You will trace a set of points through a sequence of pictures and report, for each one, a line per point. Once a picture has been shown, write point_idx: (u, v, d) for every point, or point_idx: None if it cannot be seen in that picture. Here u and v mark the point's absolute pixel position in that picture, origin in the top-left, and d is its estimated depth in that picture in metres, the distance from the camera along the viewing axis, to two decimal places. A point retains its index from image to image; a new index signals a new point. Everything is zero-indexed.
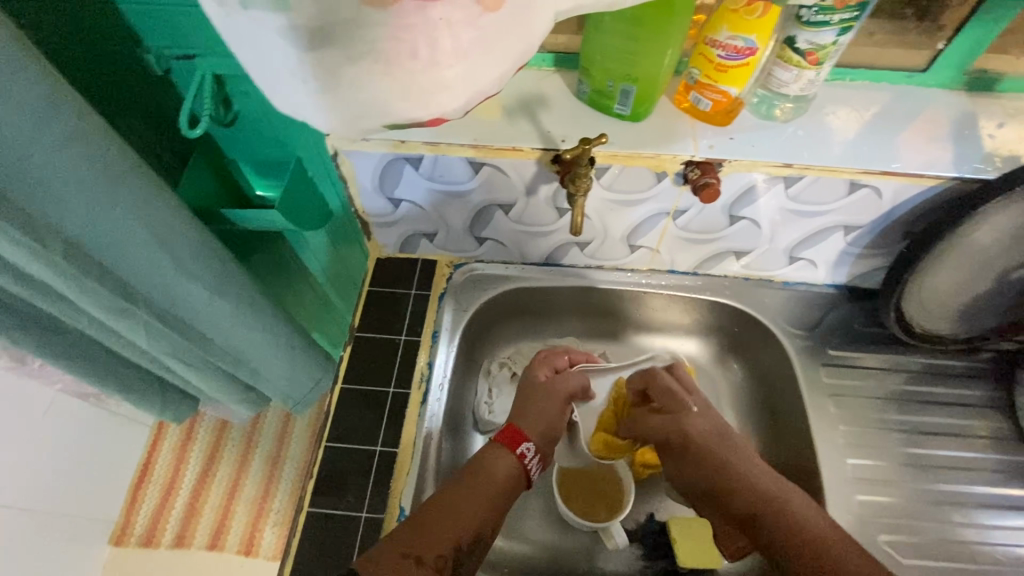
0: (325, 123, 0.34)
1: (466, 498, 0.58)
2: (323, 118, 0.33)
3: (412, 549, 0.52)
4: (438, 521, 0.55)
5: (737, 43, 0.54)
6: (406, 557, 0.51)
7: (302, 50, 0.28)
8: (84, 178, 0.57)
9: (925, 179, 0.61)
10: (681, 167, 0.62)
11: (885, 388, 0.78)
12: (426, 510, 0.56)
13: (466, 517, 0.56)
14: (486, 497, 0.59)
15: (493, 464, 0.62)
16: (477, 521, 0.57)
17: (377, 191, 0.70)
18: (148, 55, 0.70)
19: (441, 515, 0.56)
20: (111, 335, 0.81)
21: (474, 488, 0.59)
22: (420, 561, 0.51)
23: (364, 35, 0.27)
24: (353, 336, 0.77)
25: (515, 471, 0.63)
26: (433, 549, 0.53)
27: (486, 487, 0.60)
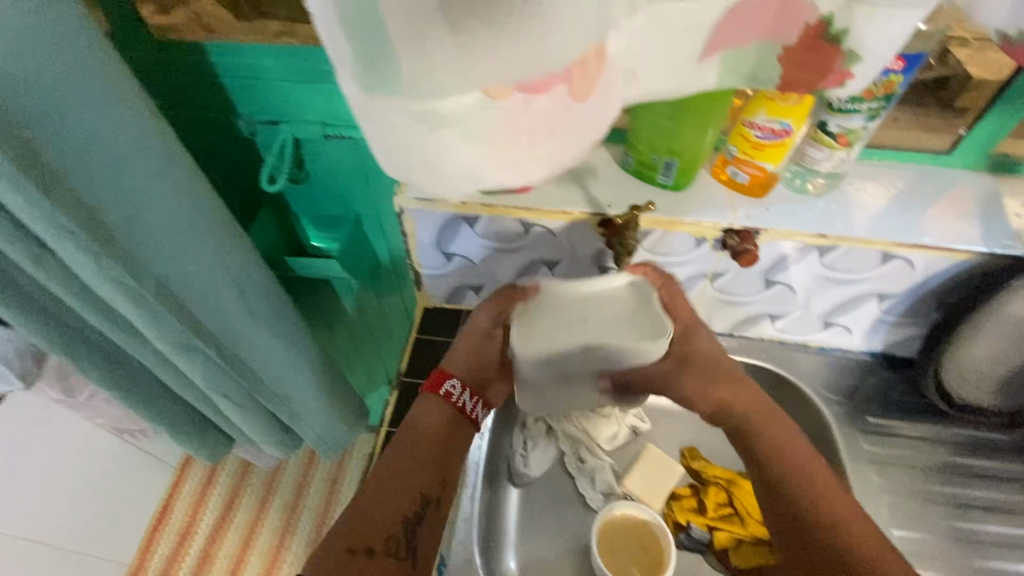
0: (425, 190, 0.39)
1: (402, 464, 0.62)
2: (423, 188, 0.38)
3: (356, 544, 0.56)
4: (378, 503, 0.59)
5: (774, 125, 0.59)
6: (350, 552, 0.56)
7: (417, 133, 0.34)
8: (180, 223, 0.65)
9: (956, 253, 0.64)
10: (720, 234, 0.66)
11: (928, 459, 0.77)
12: (363, 497, 0.60)
13: (402, 489, 0.61)
14: (422, 455, 0.63)
15: (428, 418, 0.65)
16: (417, 488, 0.61)
17: (433, 246, 0.76)
18: (239, 121, 0.78)
19: (380, 498, 0.60)
20: (168, 370, 0.85)
21: (410, 457, 0.62)
22: (368, 551, 0.56)
23: (475, 121, 0.33)
24: (398, 381, 0.80)
25: (449, 413, 0.65)
26: (379, 536, 0.58)
27: (416, 448, 0.63)
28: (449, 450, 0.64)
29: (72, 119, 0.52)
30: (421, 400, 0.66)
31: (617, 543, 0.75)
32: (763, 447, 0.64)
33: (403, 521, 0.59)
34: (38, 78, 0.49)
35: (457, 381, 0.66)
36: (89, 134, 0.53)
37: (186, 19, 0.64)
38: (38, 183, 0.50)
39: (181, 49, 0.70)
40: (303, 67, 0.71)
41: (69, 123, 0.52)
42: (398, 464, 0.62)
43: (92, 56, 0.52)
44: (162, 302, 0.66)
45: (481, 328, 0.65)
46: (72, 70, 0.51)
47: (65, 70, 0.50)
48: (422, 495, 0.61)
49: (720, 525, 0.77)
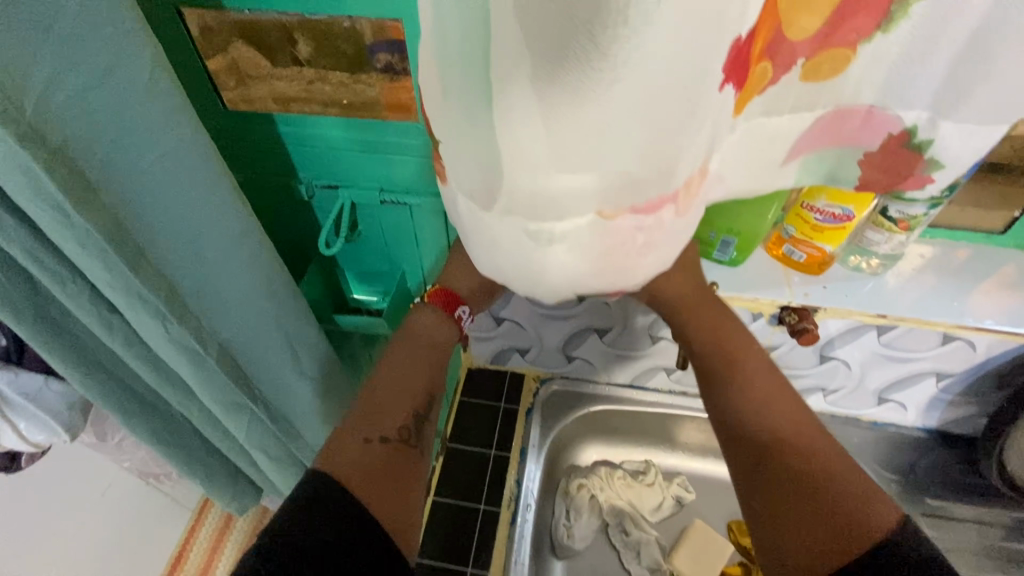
0: (521, 291, 0.40)
1: (401, 367, 0.59)
2: (522, 290, 0.40)
3: (368, 433, 0.55)
4: (383, 395, 0.58)
5: (835, 210, 0.60)
6: (367, 442, 0.54)
7: (525, 248, 0.36)
8: (250, 290, 0.66)
9: (1018, 337, 0.63)
10: (777, 310, 0.66)
11: (987, 543, 0.75)
12: (367, 395, 0.58)
13: (406, 385, 0.59)
14: (427, 360, 0.60)
15: (429, 327, 0.61)
16: (422, 389, 0.59)
17: (485, 312, 0.77)
18: (299, 185, 0.81)
19: (386, 397, 0.57)
20: (214, 427, 0.86)
21: (410, 358, 0.59)
22: (382, 440, 0.55)
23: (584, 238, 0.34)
24: (445, 446, 0.79)
25: (454, 329, 0.62)
26: (388, 425, 0.56)
27: (416, 353, 0.60)
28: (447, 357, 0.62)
29: (161, 198, 0.53)
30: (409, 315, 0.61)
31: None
32: (730, 406, 0.55)
33: (413, 413, 0.58)
34: (137, 161, 0.50)
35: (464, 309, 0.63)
36: (175, 212, 0.54)
37: (224, 66, 0.68)
38: (126, 260, 0.51)
39: (251, 119, 0.73)
40: (367, 140, 0.73)
41: (158, 203, 0.53)
42: (397, 365, 0.59)
43: (187, 138, 0.53)
44: (223, 367, 0.67)
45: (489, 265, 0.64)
46: (167, 152, 0.52)
47: (161, 153, 0.51)
48: (427, 392, 0.60)
49: None
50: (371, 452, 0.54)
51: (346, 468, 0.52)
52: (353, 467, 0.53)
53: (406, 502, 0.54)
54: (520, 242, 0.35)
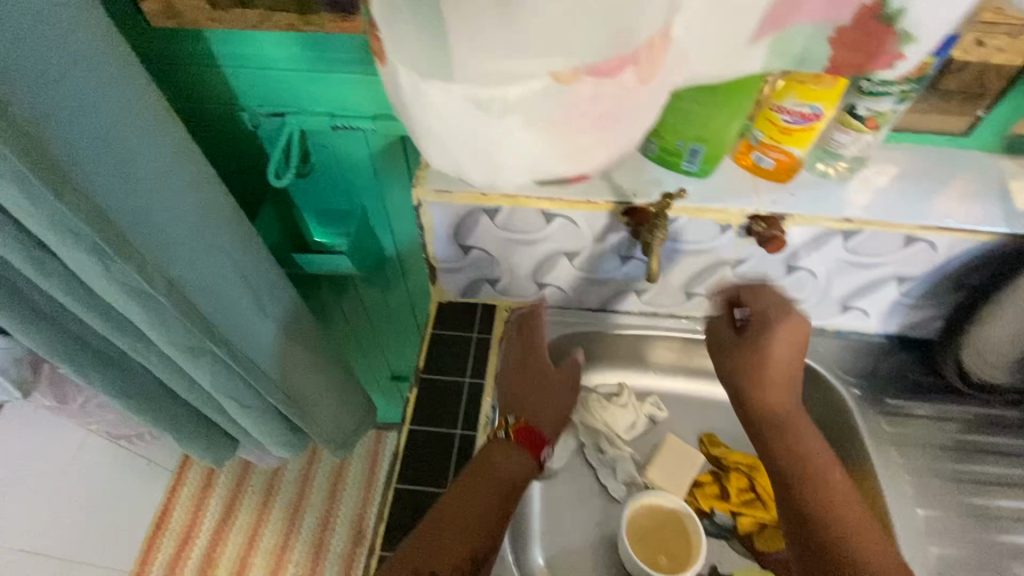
0: (478, 173, 0.40)
1: (473, 490, 0.63)
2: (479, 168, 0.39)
3: (422, 564, 0.58)
4: (453, 514, 0.61)
5: (804, 109, 0.58)
6: (415, 572, 0.57)
7: (487, 126, 0.33)
8: (195, 219, 0.62)
9: (977, 234, 0.64)
10: (745, 222, 0.66)
11: (946, 438, 0.76)
12: (434, 523, 0.61)
13: (471, 516, 0.61)
14: (495, 500, 0.63)
15: (495, 472, 0.65)
16: (482, 531, 0.61)
17: (450, 240, 0.74)
18: (242, 113, 0.75)
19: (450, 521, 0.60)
20: (175, 373, 0.82)
21: (482, 493, 0.63)
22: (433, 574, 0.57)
23: (540, 110, 0.33)
24: (418, 377, 0.78)
25: (519, 469, 0.66)
26: (444, 560, 0.58)
27: (483, 493, 0.63)
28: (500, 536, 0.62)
29: (77, 112, 0.48)
30: (489, 446, 0.68)
31: (652, 532, 0.72)
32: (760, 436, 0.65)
33: (469, 555, 0.59)
34: (45, 68, 0.45)
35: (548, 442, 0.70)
36: (98, 129, 0.50)
37: (160, 9, 0.62)
38: (49, 183, 0.46)
39: (178, 35, 0.66)
40: (312, 57, 0.68)
41: (74, 117, 0.48)
42: (463, 502, 0.62)
43: (102, 42, 0.50)
44: (177, 308, 0.63)
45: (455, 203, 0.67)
46: (73, 61, 0.47)
47: (70, 60, 0.47)
48: (487, 534, 0.61)
49: (744, 510, 0.77)
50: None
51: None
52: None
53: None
54: (469, 114, 0.34)
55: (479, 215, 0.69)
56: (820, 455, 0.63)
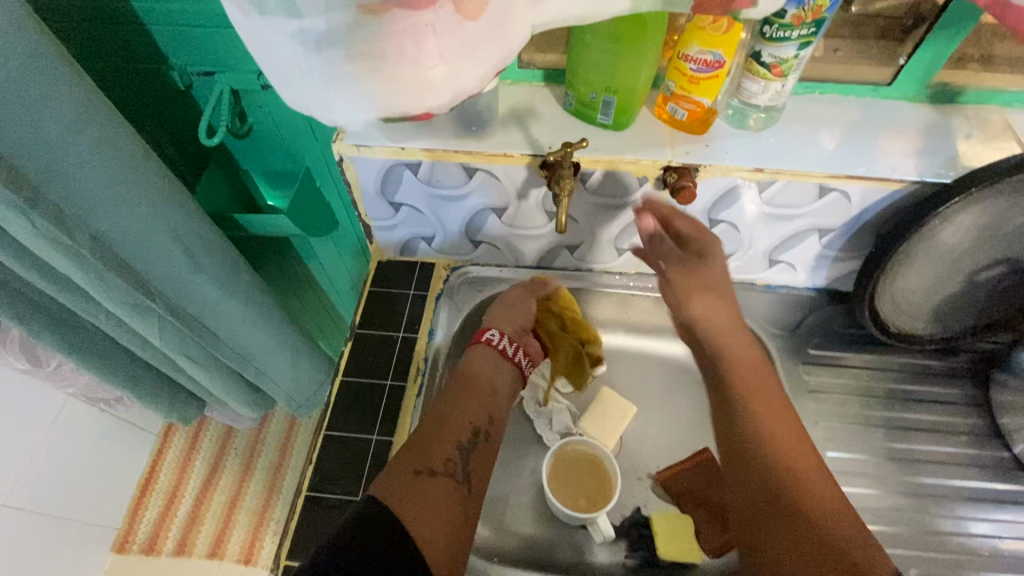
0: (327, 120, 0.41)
1: (455, 401, 0.66)
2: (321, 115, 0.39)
3: (421, 465, 0.59)
4: (439, 426, 0.63)
5: (706, 57, 0.59)
6: (417, 473, 0.58)
7: (319, 65, 0.35)
8: (114, 176, 0.63)
9: (889, 182, 0.65)
10: (660, 173, 0.66)
11: (867, 386, 0.78)
12: (425, 428, 0.63)
13: (458, 417, 0.64)
14: (477, 390, 0.68)
15: (474, 367, 0.71)
16: (470, 420, 0.64)
17: (379, 196, 0.75)
18: (172, 72, 0.75)
19: (438, 427, 0.63)
20: (127, 333, 0.85)
21: (471, 396, 0.67)
22: (432, 473, 0.58)
23: (357, 42, 0.33)
24: (354, 332, 0.81)
25: (496, 360, 0.72)
26: (440, 459, 0.60)
27: (465, 395, 0.67)
28: (487, 430, 0.65)
29: None
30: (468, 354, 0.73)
31: (588, 480, 0.78)
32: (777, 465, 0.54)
33: (457, 447, 0.62)
34: None
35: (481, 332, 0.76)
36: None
37: None
38: None
39: None
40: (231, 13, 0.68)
41: None
42: (449, 403, 0.66)
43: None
44: (101, 258, 0.66)
45: (376, 161, 0.69)
46: None
47: None
48: (471, 428, 0.64)
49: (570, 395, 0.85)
50: (423, 484, 0.57)
51: (396, 497, 0.55)
52: (406, 495, 0.55)
53: (450, 540, 0.54)
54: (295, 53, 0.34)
55: (403, 170, 0.70)
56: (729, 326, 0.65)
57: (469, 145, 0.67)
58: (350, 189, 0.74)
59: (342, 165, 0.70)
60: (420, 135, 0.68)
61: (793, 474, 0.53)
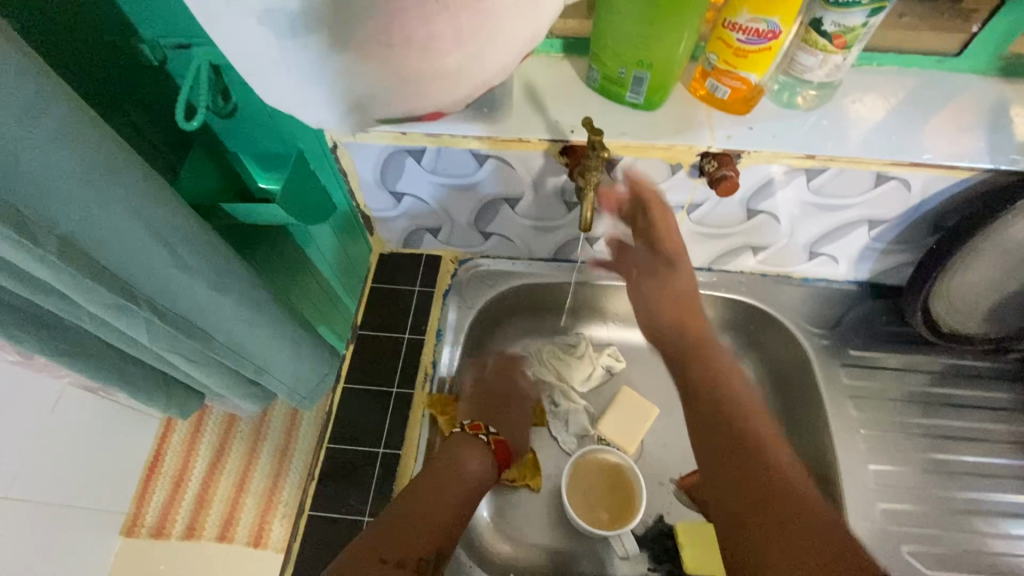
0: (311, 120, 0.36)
1: (433, 502, 0.60)
2: (307, 114, 0.34)
3: (390, 555, 0.55)
4: (411, 521, 0.58)
5: (758, 26, 0.51)
6: (382, 564, 0.54)
7: (301, 54, 0.28)
8: (80, 172, 0.57)
9: (957, 171, 0.57)
10: (696, 159, 0.59)
11: (908, 390, 0.72)
12: (399, 509, 0.59)
13: (434, 518, 0.59)
14: (465, 486, 0.63)
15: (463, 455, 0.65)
16: (450, 518, 0.60)
17: (379, 186, 0.68)
18: (142, 46, 0.68)
19: (416, 516, 0.58)
20: (114, 332, 0.79)
21: (457, 484, 0.62)
22: (397, 564, 0.55)
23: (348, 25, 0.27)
24: (355, 334, 0.75)
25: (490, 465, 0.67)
26: (411, 552, 0.56)
27: (448, 498, 0.61)
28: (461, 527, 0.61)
29: None
30: (457, 437, 0.66)
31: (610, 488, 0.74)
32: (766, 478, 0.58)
33: (431, 547, 0.57)
34: None
35: (489, 427, 0.69)
36: None
37: None
38: None
39: None
40: None
41: None
42: (432, 484, 0.61)
43: None
44: (71, 262, 0.60)
45: (374, 150, 0.62)
46: None
47: None
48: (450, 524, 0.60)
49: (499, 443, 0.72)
50: (384, 574, 0.54)
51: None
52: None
53: None
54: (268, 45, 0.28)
55: (404, 157, 0.63)
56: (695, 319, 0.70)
57: (477, 127, 0.59)
58: (345, 178, 0.67)
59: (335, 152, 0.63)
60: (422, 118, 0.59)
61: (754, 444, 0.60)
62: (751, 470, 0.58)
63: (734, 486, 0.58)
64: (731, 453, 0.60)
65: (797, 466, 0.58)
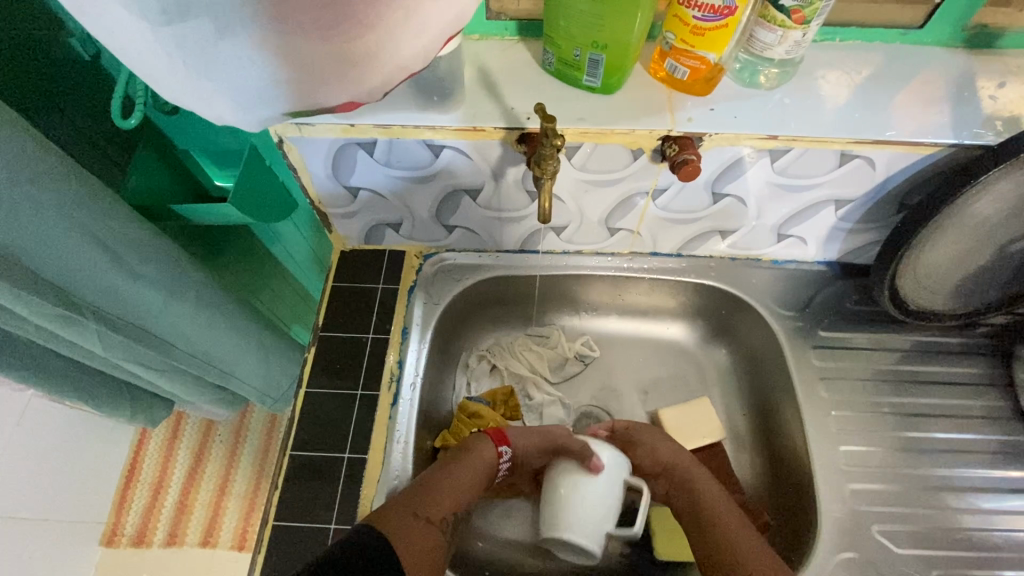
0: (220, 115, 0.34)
1: (460, 475, 0.62)
2: (204, 108, 0.33)
3: (422, 510, 0.57)
4: (441, 489, 0.60)
5: (714, 1, 0.49)
6: (417, 517, 0.56)
7: (202, 43, 0.28)
8: (8, 178, 0.53)
9: (921, 147, 0.56)
10: (658, 143, 0.57)
11: (877, 369, 0.72)
12: (432, 477, 0.61)
13: (462, 487, 0.61)
14: (485, 470, 0.65)
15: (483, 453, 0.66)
16: (470, 490, 0.62)
17: (333, 180, 0.65)
18: (72, 40, 0.65)
19: (444, 483, 0.60)
20: (65, 343, 0.75)
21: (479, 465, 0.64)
22: (428, 520, 0.57)
23: (233, 11, 0.27)
24: (317, 335, 0.72)
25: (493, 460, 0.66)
26: (438, 511, 0.58)
27: (473, 471, 0.63)
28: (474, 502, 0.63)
29: None
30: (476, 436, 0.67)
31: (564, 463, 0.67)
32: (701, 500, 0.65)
33: (453, 512, 0.59)
34: None
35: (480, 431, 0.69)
36: None
37: None
38: None
39: None
40: None
41: None
42: (457, 464, 0.63)
43: None
44: (5, 275, 0.56)
45: (323, 143, 0.59)
46: None
47: None
48: (468, 496, 0.62)
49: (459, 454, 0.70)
50: (420, 528, 0.55)
51: (393, 530, 0.54)
52: (404, 533, 0.54)
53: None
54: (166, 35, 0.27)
55: (356, 151, 0.60)
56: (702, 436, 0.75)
57: (428, 118, 0.56)
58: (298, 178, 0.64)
59: (285, 152, 0.60)
60: (371, 110, 0.56)
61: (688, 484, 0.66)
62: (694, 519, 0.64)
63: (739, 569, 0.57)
64: (713, 549, 0.60)
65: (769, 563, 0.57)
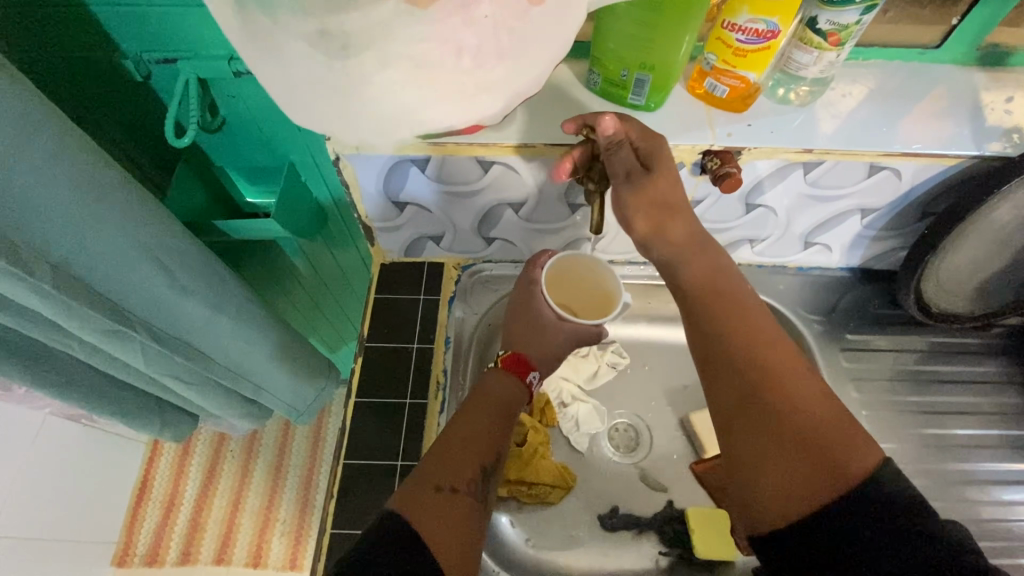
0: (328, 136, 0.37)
1: (476, 422, 0.61)
2: None
3: (443, 481, 0.56)
4: (455, 450, 0.59)
5: (758, 26, 0.52)
6: (439, 490, 0.55)
7: None
8: (73, 197, 0.55)
9: (945, 159, 0.60)
10: (699, 157, 0.60)
11: (901, 370, 0.76)
12: (445, 440, 0.60)
13: (480, 440, 0.60)
14: (500, 411, 0.64)
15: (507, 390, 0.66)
16: (491, 441, 0.61)
17: (381, 196, 0.67)
18: (125, 62, 0.64)
19: (463, 444, 0.59)
20: (107, 359, 0.76)
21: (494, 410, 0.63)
22: (452, 490, 0.56)
23: None
24: (362, 346, 0.74)
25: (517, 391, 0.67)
26: (462, 478, 0.57)
27: (489, 416, 0.62)
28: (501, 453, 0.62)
29: None
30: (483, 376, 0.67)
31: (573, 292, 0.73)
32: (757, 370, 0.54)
33: (481, 468, 0.59)
34: None
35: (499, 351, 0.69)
36: None
37: None
38: None
39: None
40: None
41: None
42: (470, 417, 0.61)
43: None
44: (67, 292, 0.58)
45: (378, 159, 0.61)
46: None
47: None
48: (494, 450, 0.61)
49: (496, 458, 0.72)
50: (444, 501, 0.54)
51: (414, 511, 0.53)
52: (425, 512, 0.53)
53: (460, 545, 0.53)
54: None
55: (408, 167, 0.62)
56: (766, 322, 0.57)
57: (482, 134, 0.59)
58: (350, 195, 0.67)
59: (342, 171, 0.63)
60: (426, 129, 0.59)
61: (764, 372, 0.54)
62: (752, 405, 0.53)
63: (734, 390, 0.54)
64: (780, 400, 0.52)
65: (839, 426, 0.51)
